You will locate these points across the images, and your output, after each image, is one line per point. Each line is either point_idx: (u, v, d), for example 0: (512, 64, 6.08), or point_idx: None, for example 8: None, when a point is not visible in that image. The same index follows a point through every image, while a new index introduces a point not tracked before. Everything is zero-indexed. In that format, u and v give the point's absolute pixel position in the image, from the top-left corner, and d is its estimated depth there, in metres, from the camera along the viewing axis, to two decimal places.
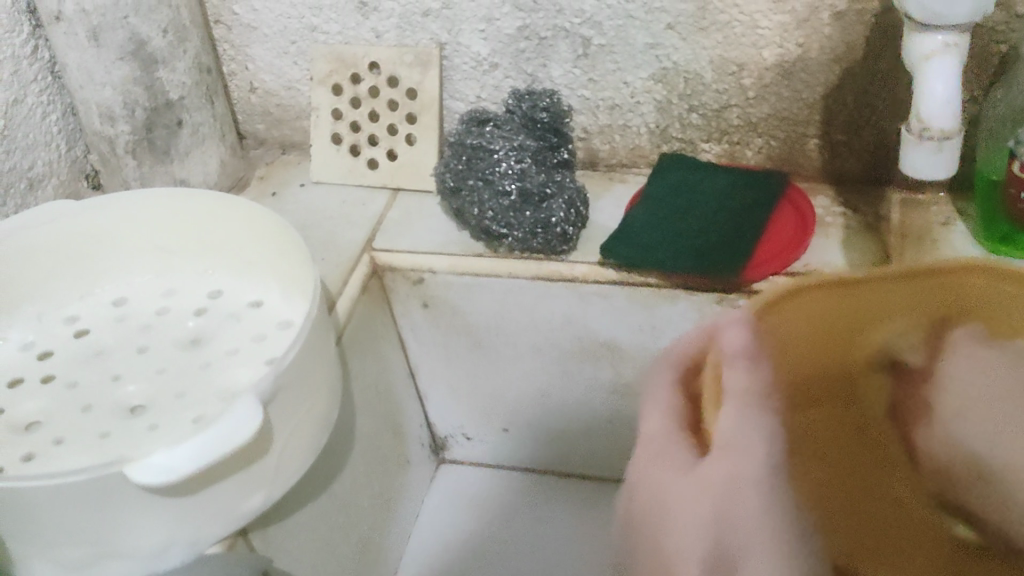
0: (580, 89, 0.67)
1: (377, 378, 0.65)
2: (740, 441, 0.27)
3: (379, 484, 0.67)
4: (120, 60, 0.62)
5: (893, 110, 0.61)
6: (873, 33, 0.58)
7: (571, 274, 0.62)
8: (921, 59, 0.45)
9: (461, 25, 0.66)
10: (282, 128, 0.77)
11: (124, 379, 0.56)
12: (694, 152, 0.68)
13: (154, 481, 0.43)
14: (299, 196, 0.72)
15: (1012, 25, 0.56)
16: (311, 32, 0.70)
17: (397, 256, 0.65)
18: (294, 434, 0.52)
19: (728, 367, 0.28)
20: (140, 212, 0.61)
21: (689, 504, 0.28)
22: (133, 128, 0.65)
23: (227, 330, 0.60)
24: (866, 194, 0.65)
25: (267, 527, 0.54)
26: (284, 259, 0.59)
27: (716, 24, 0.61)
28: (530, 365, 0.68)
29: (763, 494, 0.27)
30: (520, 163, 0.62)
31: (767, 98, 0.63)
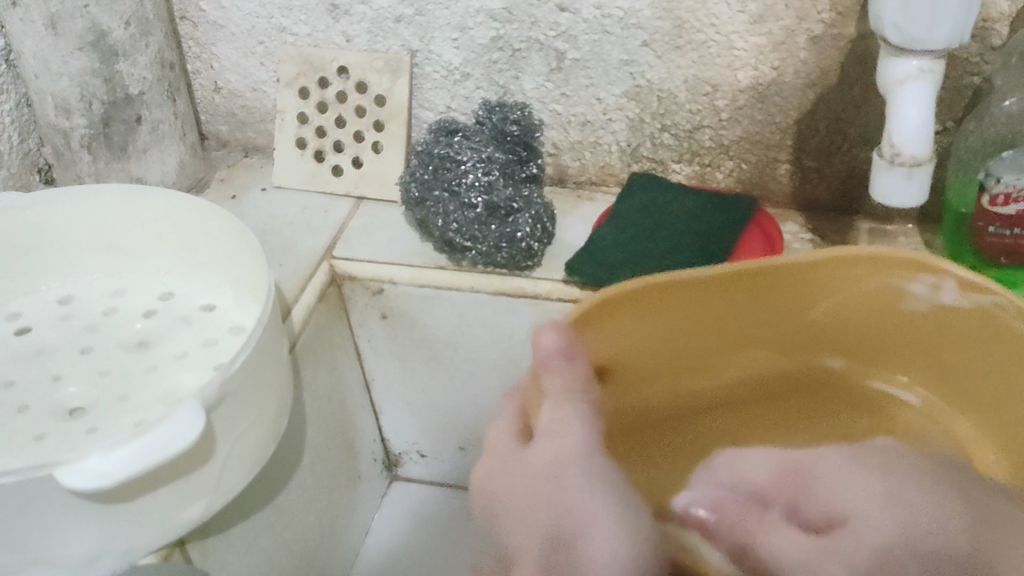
0: (553, 103, 0.66)
1: (331, 389, 0.64)
2: (561, 424, 0.40)
3: (328, 498, 0.65)
4: (79, 51, 0.60)
5: (866, 138, 0.60)
6: (848, 59, 0.57)
7: (534, 291, 0.60)
8: (896, 82, 0.44)
9: (433, 32, 0.64)
10: (246, 130, 0.75)
11: (65, 380, 0.54)
12: (665, 173, 0.67)
13: (86, 485, 0.41)
14: (260, 201, 0.71)
15: (985, 57, 0.55)
16: (279, 33, 0.68)
17: (356, 265, 0.63)
18: (240, 441, 0.50)
19: (546, 370, 0.41)
20: (91, 208, 0.59)
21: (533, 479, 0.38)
22: (90, 121, 0.63)
23: (176, 334, 0.58)
24: (835, 223, 0.64)
25: (207, 539, 0.51)
26: (240, 263, 0.58)
27: (692, 42, 0.60)
28: (488, 383, 0.67)
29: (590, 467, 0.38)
30: (487, 176, 0.61)
31: (740, 120, 0.62)
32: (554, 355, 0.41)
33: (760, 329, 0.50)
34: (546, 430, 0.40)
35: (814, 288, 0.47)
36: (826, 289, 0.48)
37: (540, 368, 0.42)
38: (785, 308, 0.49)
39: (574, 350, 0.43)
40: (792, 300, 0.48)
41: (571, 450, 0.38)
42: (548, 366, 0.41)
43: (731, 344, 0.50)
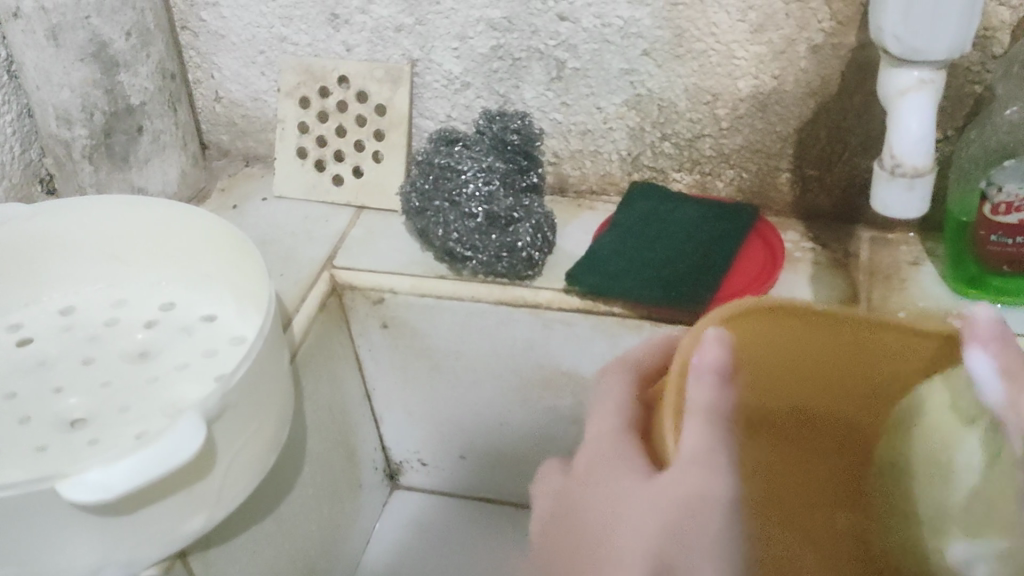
0: (553, 112, 0.66)
1: (332, 399, 0.64)
2: (701, 457, 0.32)
3: (330, 507, 0.64)
4: (80, 62, 0.60)
5: (867, 147, 0.60)
6: (849, 68, 0.57)
7: (535, 300, 0.60)
8: (897, 93, 0.44)
9: (434, 42, 0.64)
10: (247, 139, 0.75)
11: (67, 391, 0.54)
12: (665, 182, 0.67)
13: (89, 499, 0.41)
14: (260, 210, 0.71)
15: (986, 66, 0.55)
16: (280, 42, 0.68)
17: (357, 275, 0.63)
18: (241, 453, 0.50)
19: (695, 380, 0.33)
20: (93, 219, 0.59)
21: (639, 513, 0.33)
22: (91, 132, 0.63)
23: (178, 345, 0.58)
24: (836, 231, 0.64)
25: (208, 550, 0.51)
26: (241, 274, 0.58)
27: (693, 52, 0.60)
28: (490, 392, 0.67)
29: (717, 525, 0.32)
30: (488, 185, 0.61)
31: (741, 129, 0.62)
32: (715, 369, 0.33)
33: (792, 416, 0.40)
34: (689, 460, 0.32)
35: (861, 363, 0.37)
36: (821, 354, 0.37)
37: (689, 376, 0.34)
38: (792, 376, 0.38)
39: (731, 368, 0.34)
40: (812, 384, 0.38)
41: (709, 494, 0.32)
42: (698, 376, 0.33)
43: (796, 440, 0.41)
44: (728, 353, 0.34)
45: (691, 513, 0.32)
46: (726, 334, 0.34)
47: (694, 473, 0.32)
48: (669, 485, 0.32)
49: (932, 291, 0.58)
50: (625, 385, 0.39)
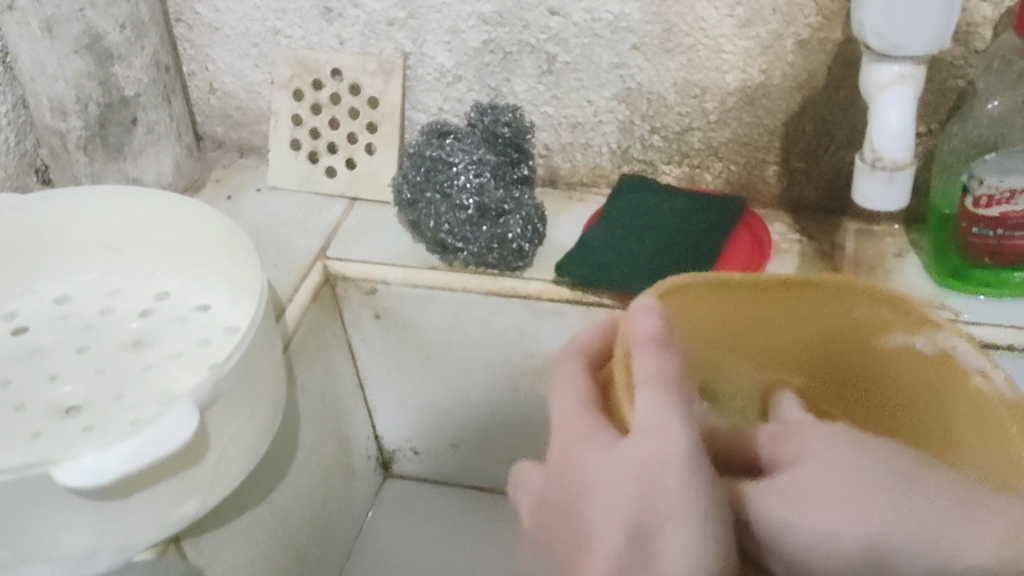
0: (544, 105, 0.66)
1: (325, 388, 0.64)
2: (658, 423, 0.30)
3: (323, 494, 0.65)
4: (75, 54, 0.61)
5: (853, 141, 0.61)
6: (834, 63, 0.58)
7: (525, 291, 0.61)
8: (879, 88, 0.45)
9: (426, 35, 0.65)
10: (241, 131, 0.76)
11: (61, 378, 0.55)
12: (655, 174, 0.68)
13: (84, 482, 0.42)
14: (254, 201, 0.71)
15: (969, 61, 0.56)
16: (274, 35, 0.69)
17: (350, 265, 0.64)
18: (234, 439, 0.50)
19: (640, 351, 0.32)
20: (89, 209, 0.59)
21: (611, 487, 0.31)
22: (87, 123, 0.63)
23: (171, 333, 0.58)
24: (823, 223, 0.65)
25: (202, 535, 0.52)
26: (234, 263, 0.58)
27: (681, 46, 0.60)
28: (481, 381, 0.67)
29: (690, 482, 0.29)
30: (478, 178, 0.61)
31: (729, 122, 0.63)
32: (657, 338, 0.32)
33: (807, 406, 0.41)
34: (648, 428, 0.30)
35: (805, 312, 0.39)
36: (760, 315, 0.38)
37: (634, 350, 0.32)
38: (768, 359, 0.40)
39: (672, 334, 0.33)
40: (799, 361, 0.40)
41: (670, 456, 0.29)
42: (644, 348, 0.32)
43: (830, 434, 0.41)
44: (666, 323, 0.33)
45: (659, 479, 0.29)
46: (655, 305, 0.33)
47: (652, 440, 0.30)
48: (629, 455, 0.30)
49: (915, 283, 0.59)
50: (580, 368, 0.37)
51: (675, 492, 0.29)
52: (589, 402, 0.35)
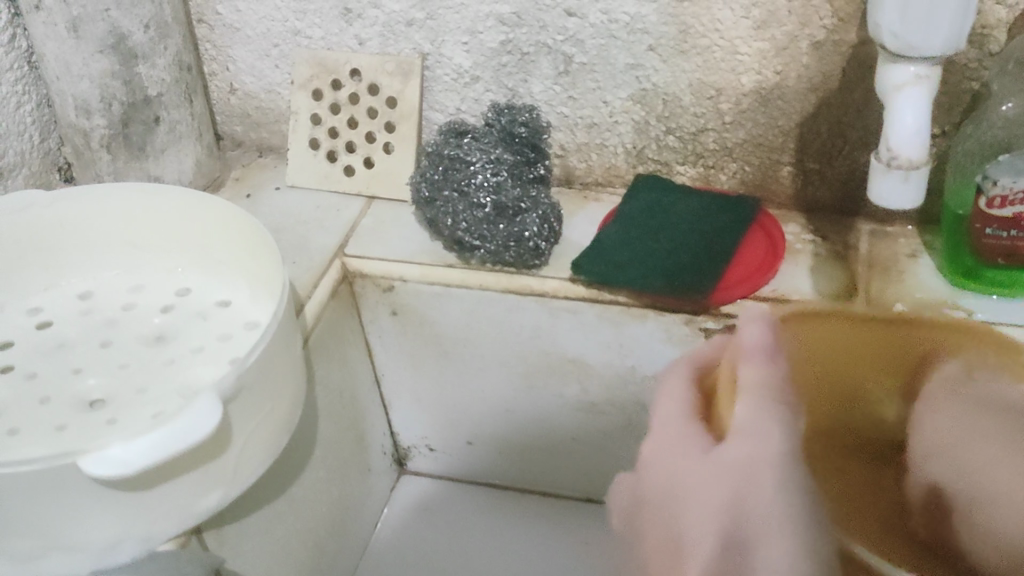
0: (560, 106, 0.67)
1: (343, 384, 0.65)
2: (751, 425, 0.28)
3: (341, 489, 0.66)
4: (100, 53, 0.62)
5: (867, 142, 0.62)
6: (849, 64, 0.58)
7: (541, 289, 0.62)
8: (894, 87, 0.46)
9: (444, 36, 0.66)
10: (260, 131, 0.77)
11: (85, 372, 0.56)
12: (670, 175, 0.69)
13: (110, 473, 0.43)
14: (273, 199, 0.72)
15: (983, 63, 0.57)
16: (294, 36, 0.70)
17: (368, 263, 0.65)
18: (255, 433, 0.51)
19: (747, 361, 0.30)
20: (112, 205, 0.60)
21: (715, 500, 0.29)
22: (109, 122, 0.65)
23: (193, 329, 0.59)
24: (837, 223, 0.66)
25: (222, 527, 0.53)
26: (255, 261, 0.59)
27: (697, 47, 0.61)
28: (496, 379, 0.68)
29: (790, 479, 0.27)
30: (495, 176, 0.63)
31: (743, 123, 0.64)
32: (766, 348, 0.30)
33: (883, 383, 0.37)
34: (744, 431, 0.28)
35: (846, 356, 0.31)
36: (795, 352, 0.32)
37: (743, 362, 0.30)
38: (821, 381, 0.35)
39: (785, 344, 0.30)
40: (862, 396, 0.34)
41: (763, 456, 0.27)
42: (750, 357, 0.30)
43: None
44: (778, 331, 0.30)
45: (757, 477, 0.27)
46: (770, 315, 0.31)
47: (745, 441, 0.28)
48: (730, 461, 0.29)
49: (928, 282, 0.60)
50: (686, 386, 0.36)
51: (768, 497, 0.26)
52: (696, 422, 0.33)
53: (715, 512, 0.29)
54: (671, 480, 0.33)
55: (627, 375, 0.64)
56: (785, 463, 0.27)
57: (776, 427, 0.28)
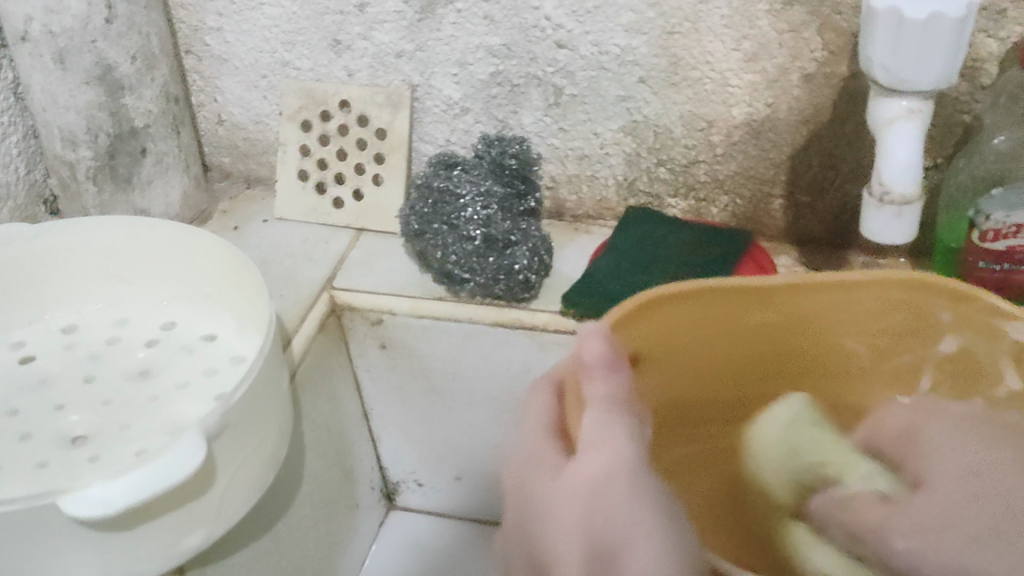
0: (550, 138, 0.67)
1: (331, 418, 0.64)
2: (609, 439, 0.33)
3: (329, 526, 0.65)
4: (86, 84, 0.61)
5: (858, 174, 0.61)
6: (840, 97, 0.58)
7: (532, 322, 0.61)
8: (886, 121, 0.45)
9: (434, 68, 0.65)
10: (248, 162, 0.76)
11: (68, 408, 0.55)
12: (661, 207, 0.68)
13: (91, 514, 0.42)
14: (261, 232, 0.71)
15: (974, 96, 0.56)
16: (283, 67, 0.69)
17: (356, 296, 0.64)
18: (241, 470, 0.51)
19: (589, 376, 0.36)
20: (98, 239, 0.60)
21: (570, 507, 0.34)
22: (95, 154, 0.64)
23: (178, 364, 0.59)
24: (828, 256, 0.65)
25: (206, 567, 0.52)
26: (240, 294, 0.59)
27: (688, 80, 0.61)
28: (487, 413, 0.67)
29: (636, 494, 0.32)
30: (485, 210, 0.62)
31: (734, 155, 0.63)
32: (602, 363, 0.36)
33: (795, 318, 0.47)
34: (599, 442, 0.34)
35: (740, 309, 0.46)
36: (704, 315, 0.45)
37: (584, 376, 0.36)
38: (729, 345, 0.47)
39: (617, 358, 0.36)
40: (760, 345, 0.48)
41: (617, 470, 0.32)
42: (593, 372, 0.36)
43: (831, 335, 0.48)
44: (611, 348, 0.36)
45: (612, 487, 0.32)
46: (603, 331, 0.37)
47: (599, 455, 0.33)
48: (586, 472, 0.33)
49: None
50: (546, 399, 0.40)
51: (622, 511, 0.31)
52: (554, 438, 0.38)
53: (570, 518, 0.33)
54: (522, 485, 0.38)
55: None
56: (636, 472, 0.32)
57: (623, 441, 0.33)
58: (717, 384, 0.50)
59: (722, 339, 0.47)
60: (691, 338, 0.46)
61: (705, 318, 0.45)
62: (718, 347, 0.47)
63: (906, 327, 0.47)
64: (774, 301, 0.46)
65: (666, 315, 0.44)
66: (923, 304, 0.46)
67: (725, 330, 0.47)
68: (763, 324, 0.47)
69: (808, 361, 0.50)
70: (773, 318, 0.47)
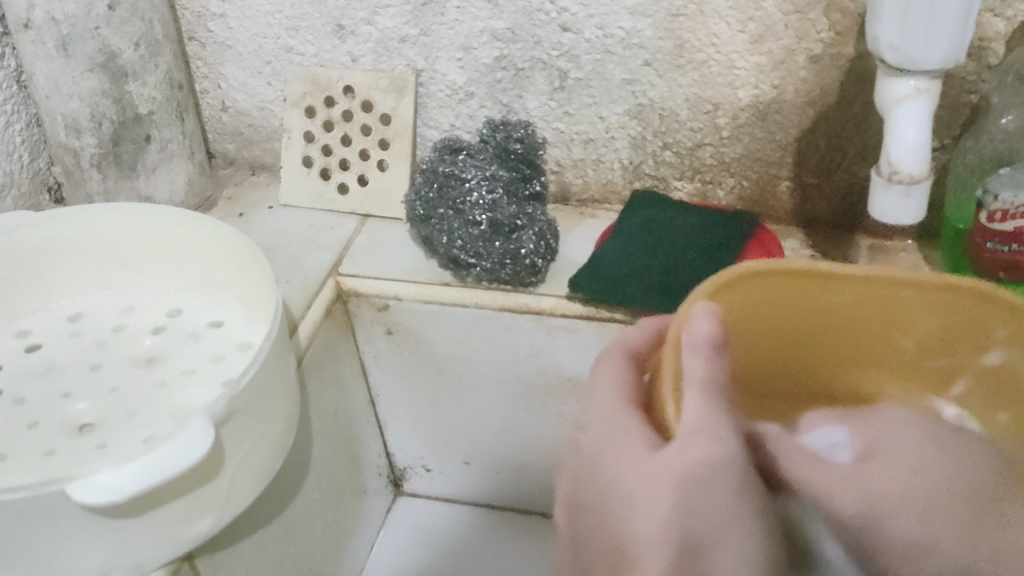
0: (556, 122, 0.66)
1: (337, 405, 0.64)
2: (705, 425, 0.31)
3: (336, 512, 0.65)
4: (89, 71, 0.61)
5: (866, 156, 0.61)
6: (847, 79, 0.58)
7: (537, 306, 0.61)
8: (894, 101, 0.45)
9: (438, 52, 0.65)
10: (253, 149, 0.75)
11: (75, 396, 0.55)
12: (666, 190, 0.68)
13: (99, 500, 0.42)
14: (267, 218, 0.71)
15: (981, 76, 0.56)
16: (286, 53, 0.69)
17: (362, 282, 0.64)
18: (249, 456, 0.51)
19: (689, 352, 0.34)
20: (103, 226, 0.60)
21: (646, 482, 0.31)
22: (100, 141, 0.64)
23: (184, 351, 0.59)
24: (836, 239, 0.65)
25: (215, 554, 0.52)
26: (246, 280, 0.59)
27: (693, 62, 0.60)
28: (494, 398, 0.67)
29: (736, 497, 0.29)
30: (491, 194, 0.62)
31: (741, 138, 0.63)
32: (709, 342, 0.34)
33: (869, 317, 0.40)
34: (698, 426, 0.31)
35: (805, 305, 0.40)
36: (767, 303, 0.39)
37: (684, 352, 0.34)
38: (791, 342, 0.41)
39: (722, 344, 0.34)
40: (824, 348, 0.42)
41: (717, 459, 0.30)
42: (697, 349, 0.34)
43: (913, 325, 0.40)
44: (720, 331, 0.34)
45: (713, 477, 0.29)
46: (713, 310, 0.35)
47: (703, 435, 0.30)
48: (670, 455, 0.31)
49: None
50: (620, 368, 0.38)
51: (719, 507, 0.29)
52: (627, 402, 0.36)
53: (644, 497, 0.30)
54: (583, 455, 0.36)
55: None
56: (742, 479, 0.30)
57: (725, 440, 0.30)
58: (777, 387, 0.43)
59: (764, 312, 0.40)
60: (752, 329, 0.40)
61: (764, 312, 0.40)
62: (775, 348, 0.42)
63: (959, 332, 0.39)
64: (843, 293, 0.40)
65: (740, 297, 0.39)
66: (984, 319, 0.38)
67: (788, 324, 0.41)
68: (833, 305, 0.40)
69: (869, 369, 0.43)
70: (851, 311, 0.40)
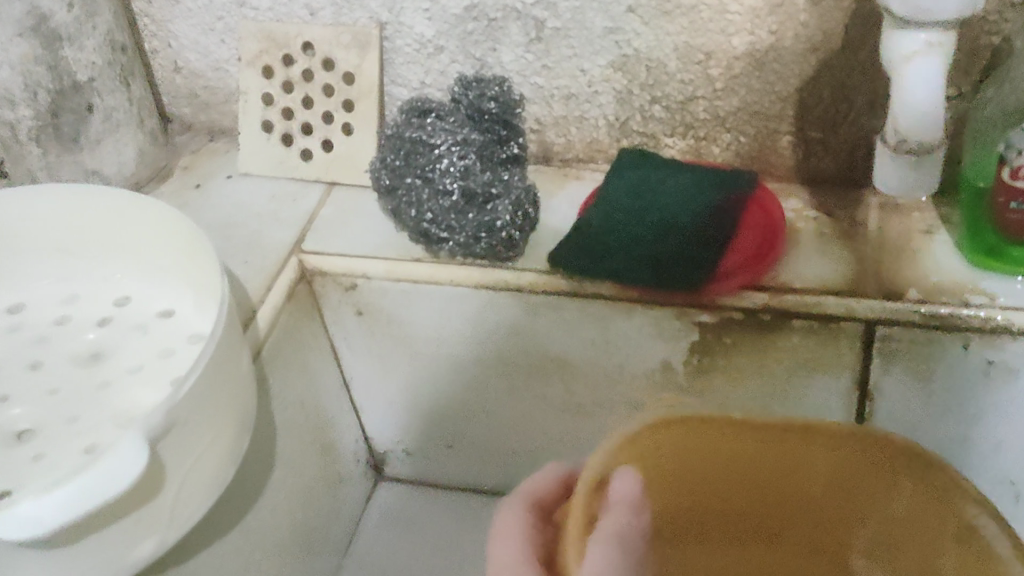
0: (533, 76, 0.60)
1: (304, 392, 0.60)
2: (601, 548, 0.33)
3: (308, 506, 0.61)
4: (18, 36, 0.55)
5: (874, 106, 0.55)
6: (852, 22, 0.52)
7: (517, 283, 0.56)
8: (902, 63, 0.39)
9: (402, 3, 0.59)
10: (210, 112, 0.70)
11: (10, 401, 0.51)
12: (657, 147, 0.62)
13: (22, 537, 0.38)
14: (225, 189, 0.65)
15: (1004, 15, 0.50)
16: (239, 7, 0.63)
17: (327, 260, 0.59)
18: (195, 468, 0.46)
19: (614, 502, 0.36)
20: (38, 210, 0.54)
21: None
22: (37, 113, 0.57)
23: (131, 346, 0.54)
24: (843, 197, 0.59)
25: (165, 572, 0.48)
26: (195, 267, 0.54)
27: (682, 7, 0.54)
28: (474, 379, 0.62)
29: None
30: (463, 159, 0.56)
31: (736, 90, 0.57)
32: (632, 499, 0.36)
33: (806, 458, 0.40)
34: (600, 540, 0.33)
35: (726, 441, 0.40)
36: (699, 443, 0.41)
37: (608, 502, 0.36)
38: (718, 474, 0.43)
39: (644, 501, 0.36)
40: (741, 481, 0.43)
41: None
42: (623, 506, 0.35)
43: (826, 480, 0.41)
44: (642, 490, 0.36)
45: None
46: (636, 474, 0.37)
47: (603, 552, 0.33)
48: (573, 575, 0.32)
49: (947, 266, 0.54)
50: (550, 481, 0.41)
51: None
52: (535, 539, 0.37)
53: None
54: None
55: (615, 374, 0.59)
56: None
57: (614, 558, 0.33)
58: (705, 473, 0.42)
59: (711, 447, 0.41)
60: (679, 459, 0.41)
61: (700, 446, 0.41)
62: (708, 460, 0.42)
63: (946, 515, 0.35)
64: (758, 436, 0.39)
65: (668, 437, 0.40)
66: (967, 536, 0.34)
67: (714, 449, 0.41)
68: (768, 459, 0.41)
69: (819, 483, 0.41)
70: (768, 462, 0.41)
